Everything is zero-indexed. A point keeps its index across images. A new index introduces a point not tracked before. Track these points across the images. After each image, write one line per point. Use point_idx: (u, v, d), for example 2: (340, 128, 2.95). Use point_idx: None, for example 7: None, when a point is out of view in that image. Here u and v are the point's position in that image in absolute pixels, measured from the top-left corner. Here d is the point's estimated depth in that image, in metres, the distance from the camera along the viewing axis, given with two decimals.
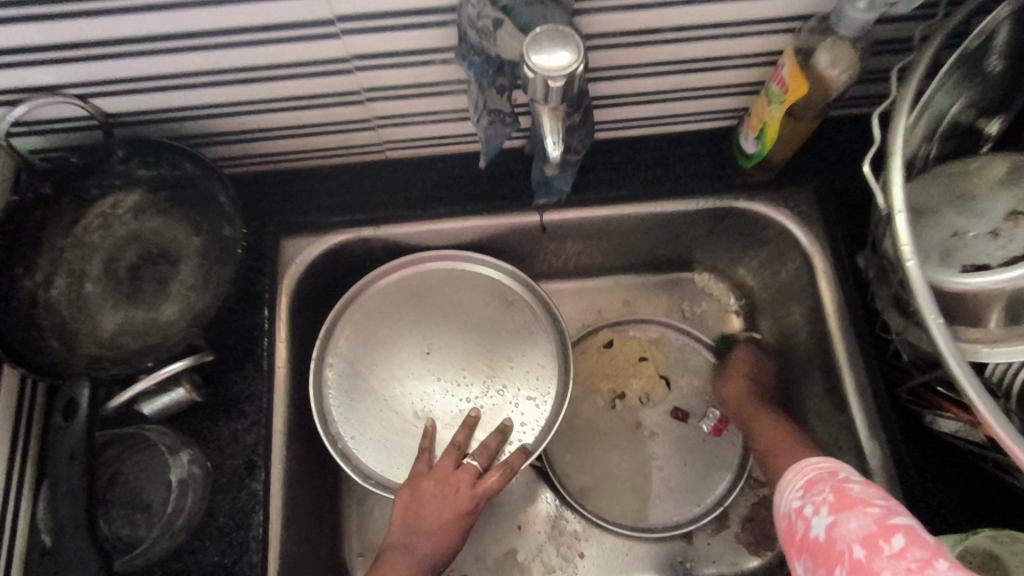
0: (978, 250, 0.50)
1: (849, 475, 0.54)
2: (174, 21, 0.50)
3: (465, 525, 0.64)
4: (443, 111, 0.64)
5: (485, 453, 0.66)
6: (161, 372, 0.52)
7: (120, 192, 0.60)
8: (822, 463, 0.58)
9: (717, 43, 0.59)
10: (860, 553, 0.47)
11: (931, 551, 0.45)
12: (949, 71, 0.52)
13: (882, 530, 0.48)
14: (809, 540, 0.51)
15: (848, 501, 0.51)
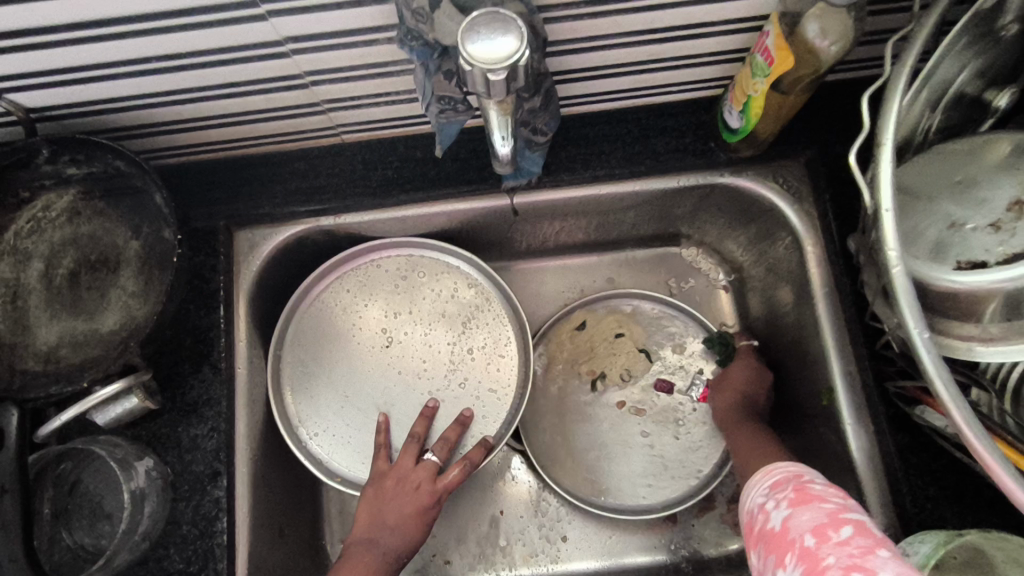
0: (974, 245, 0.45)
1: (815, 478, 0.53)
2: (77, 11, 0.44)
3: (427, 517, 0.63)
4: (397, 92, 0.58)
5: (442, 446, 0.64)
6: (95, 397, 0.49)
7: (52, 192, 0.56)
8: (791, 466, 0.56)
9: (695, 9, 0.52)
10: (810, 541, 0.46)
11: (878, 542, 0.44)
12: (954, 39, 0.46)
13: (833, 521, 0.47)
14: (765, 532, 0.50)
15: (807, 496, 0.50)
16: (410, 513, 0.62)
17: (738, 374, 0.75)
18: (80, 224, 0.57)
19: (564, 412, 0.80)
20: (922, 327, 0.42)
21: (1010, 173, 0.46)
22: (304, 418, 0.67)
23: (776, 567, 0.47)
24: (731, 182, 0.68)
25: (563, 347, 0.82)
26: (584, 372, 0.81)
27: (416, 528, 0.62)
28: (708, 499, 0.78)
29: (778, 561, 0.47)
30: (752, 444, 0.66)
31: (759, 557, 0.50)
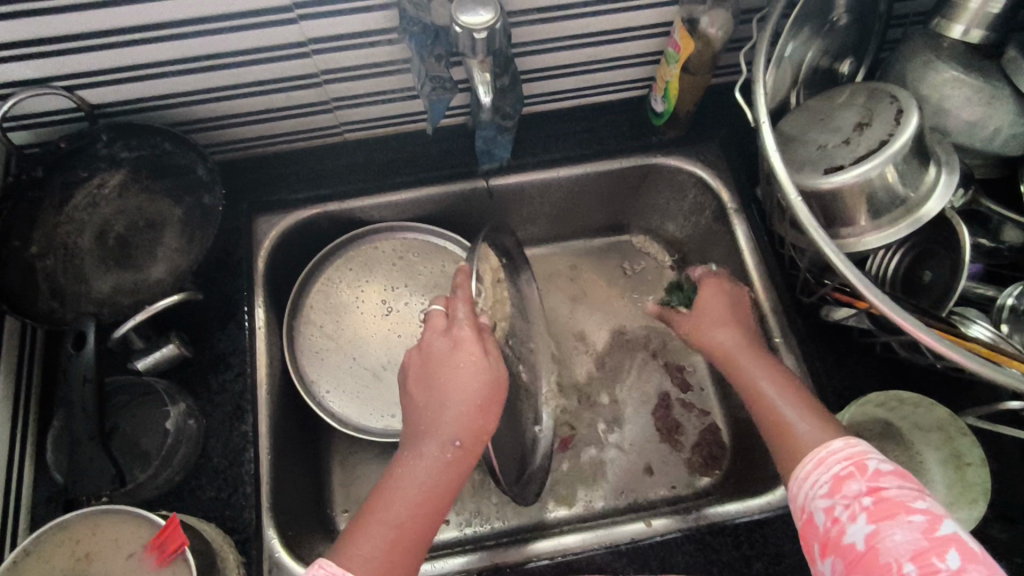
0: (836, 156, 0.60)
1: (878, 466, 0.49)
2: (150, 13, 0.58)
3: (485, 401, 0.57)
4: (391, 91, 0.73)
5: (469, 325, 0.60)
6: (154, 309, 0.59)
7: (106, 173, 0.67)
8: (846, 450, 0.51)
9: (620, 16, 0.70)
10: (912, 571, 0.43)
11: (985, 564, 0.43)
12: (798, 22, 0.64)
13: (934, 545, 0.44)
14: (843, 546, 0.46)
15: (890, 506, 0.46)
16: (468, 408, 0.57)
17: (709, 302, 0.71)
18: (128, 198, 0.67)
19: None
20: (796, 192, 0.57)
21: (863, 109, 0.62)
22: (316, 376, 0.76)
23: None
24: (663, 162, 0.83)
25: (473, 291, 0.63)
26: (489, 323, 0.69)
27: (485, 422, 0.57)
28: (673, 441, 0.85)
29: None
30: (775, 414, 0.59)
31: (833, 570, 0.47)
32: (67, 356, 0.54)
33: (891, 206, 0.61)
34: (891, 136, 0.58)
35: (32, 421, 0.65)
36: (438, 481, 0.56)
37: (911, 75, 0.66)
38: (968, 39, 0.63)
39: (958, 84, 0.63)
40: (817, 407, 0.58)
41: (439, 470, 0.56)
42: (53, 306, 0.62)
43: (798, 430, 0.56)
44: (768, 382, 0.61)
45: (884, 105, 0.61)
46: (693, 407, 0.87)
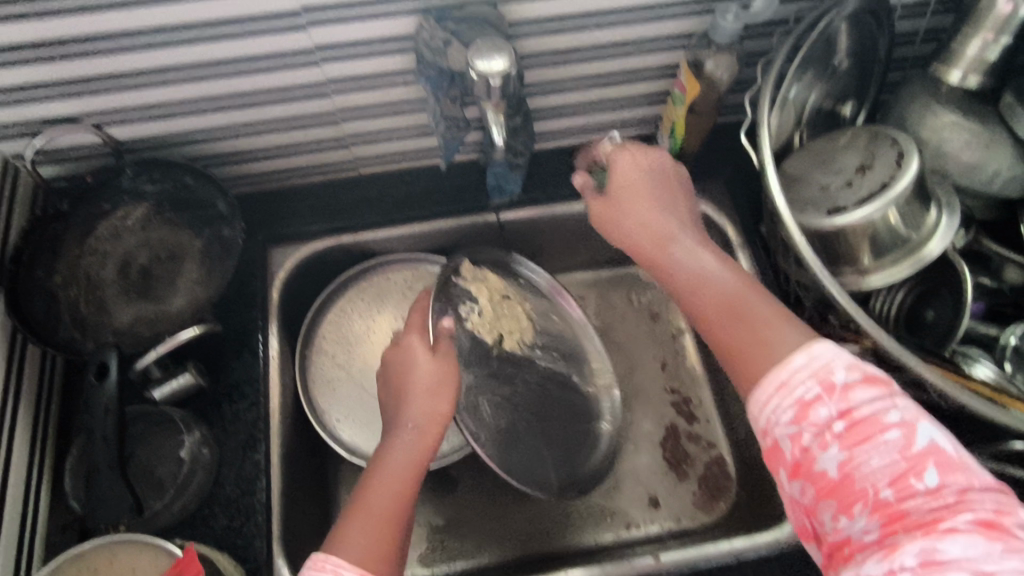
0: (839, 198, 0.62)
1: (846, 378, 0.46)
2: (177, 56, 0.60)
3: (435, 386, 0.63)
4: (406, 129, 0.75)
5: (416, 328, 0.68)
6: (174, 340, 0.61)
7: (130, 206, 0.69)
8: (810, 366, 0.47)
9: (628, 59, 0.72)
10: (889, 495, 0.43)
11: (959, 472, 0.43)
12: (803, 66, 0.66)
13: (910, 464, 0.43)
14: (814, 473, 0.45)
15: (863, 431, 0.44)
16: (420, 393, 0.62)
17: (625, 196, 0.63)
18: (150, 231, 0.69)
19: (489, 378, 0.77)
20: (800, 234, 0.58)
21: (866, 152, 0.64)
22: (327, 406, 0.77)
23: (838, 512, 0.44)
24: None
25: (450, 306, 0.74)
26: (487, 331, 0.78)
27: (439, 405, 0.62)
28: (679, 472, 0.85)
29: (841, 508, 0.44)
30: (733, 326, 0.54)
31: (802, 491, 0.46)
32: (89, 386, 0.55)
33: (893, 246, 0.62)
34: (891, 179, 0.60)
35: (51, 445, 0.66)
36: (401, 456, 0.58)
37: (911, 118, 0.68)
38: (964, 84, 0.66)
39: (956, 128, 0.65)
40: (771, 303, 0.54)
41: (402, 448, 0.59)
42: (75, 335, 0.64)
43: (757, 341, 0.52)
44: (714, 287, 0.56)
45: (885, 148, 0.63)
46: (699, 439, 0.87)
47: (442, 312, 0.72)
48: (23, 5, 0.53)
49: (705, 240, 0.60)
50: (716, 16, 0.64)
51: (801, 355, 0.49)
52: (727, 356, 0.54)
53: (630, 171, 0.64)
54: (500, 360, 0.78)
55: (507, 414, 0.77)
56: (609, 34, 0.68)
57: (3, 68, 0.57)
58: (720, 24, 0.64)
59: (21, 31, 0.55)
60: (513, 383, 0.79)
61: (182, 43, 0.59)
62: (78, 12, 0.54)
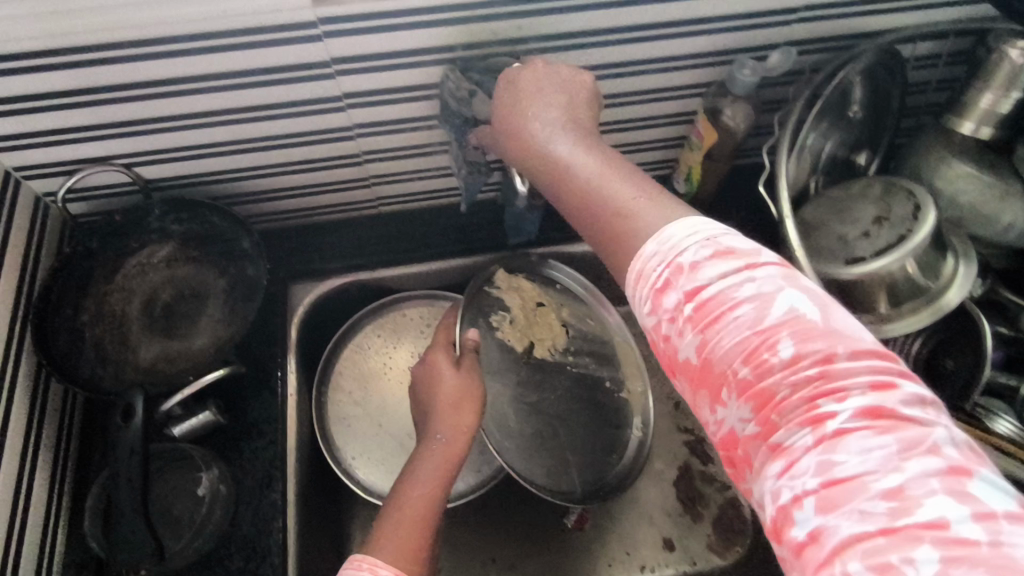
0: (855, 248, 0.63)
1: (695, 259, 0.42)
2: (207, 102, 0.61)
3: (456, 402, 0.65)
4: (427, 170, 0.77)
5: (441, 346, 0.71)
6: (199, 383, 0.62)
7: (156, 244, 0.71)
8: (659, 253, 0.44)
9: (646, 106, 0.73)
10: (746, 373, 0.39)
11: (820, 339, 0.38)
12: (818, 117, 0.67)
13: (764, 337, 0.39)
14: (682, 364, 0.42)
15: (711, 312, 0.40)
16: (445, 406, 0.65)
17: (513, 97, 0.54)
18: (176, 269, 0.71)
19: (518, 385, 0.76)
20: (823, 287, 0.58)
21: (882, 203, 0.65)
22: (343, 443, 0.77)
23: (712, 403, 0.41)
24: None
25: (479, 317, 0.76)
26: (517, 339, 0.77)
27: (463, 417, 0.65)
28: (694, 514, 0.84)
29: (716, 399, 0.41)
30: (603, 219, 0.49)
31: (686, 389, 0.43)
32: (115, 428, 0.57)
33: (912, 295, 0.63)
34: (910, 231, 0.61)
35: (68, 477, 0.68)
36: (428, 467, 0.61)
37: (925, 168, 0.69)
38: (978, 135, 0.67)
39: (971, 179, 0.66)
40: (640, 180, 0.49)
41: (430, 460, 0.62)
42: (99, 371, 0.66)
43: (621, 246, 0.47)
44: (583, 183, 0.50)
45: (900, 200, 0.64)
46: (713, 479, 0.87)
47: (467, 324, 0.74)
48: (64, 55, 0.54)
49: (588, 136, 0.52)
50: (734, 68, 0.66)
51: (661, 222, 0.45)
52: (597, 241, 0.49)
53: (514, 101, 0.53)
54: (529, 367, 0.77)
55: (533, 421, 0.76)
56: (629, 83, 0.69)
57: (40, 112, 0.59)
58: (738, 76, 0.66)
59: (61, 78, 0.56)
60: (543, 391, 0.77)
61: (213, 90, 0.60)
62: (117, 61, 0.56)
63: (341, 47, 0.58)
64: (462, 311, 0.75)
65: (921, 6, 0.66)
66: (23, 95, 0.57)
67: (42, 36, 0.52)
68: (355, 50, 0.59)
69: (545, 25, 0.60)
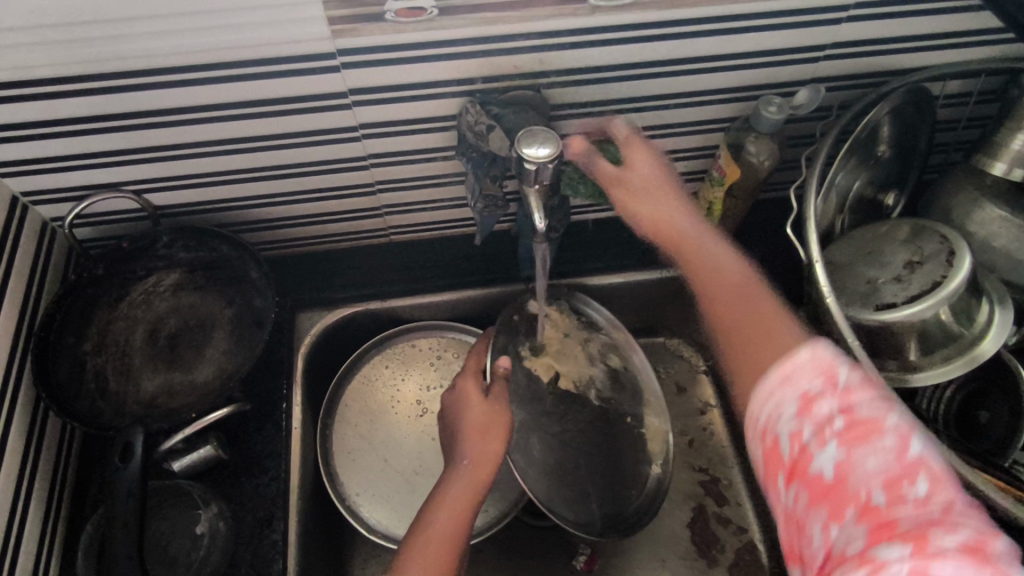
0: (887, 293, 0.60)
1: (847, 379, 0.40)
2: (220, 130, 0.60)
3: (483, 428, 0.62)
4: (441, 201, 0.75)
5: (470, 373, 0.68)
6: (203, 421, 0.61)
7: (162, 272, 0.70)
8: (811, 360, 0.41)
9: (667, 140, 0.71)
10: (880, 497, 0.36)
11: (956, 491, 0.35)
12: (847, 155, 0.65)
13: (907, 469, 0.36)
14: (800, 473, 0.39)
15: (864, 430, 0.38)
16: (473, 429, 0.62)
17: (643, 166, 0.61)
18: (181, 296, 0.70)
19: (540, 415, 0.73)
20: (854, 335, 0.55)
21: (911, 246, 0.62)
22: (346, 479, 0.75)
23: (822, 521, 0.37)
24: None
25: (510, 345, 0.74)
26: (543, 368, 0.75)
27: (490, 442, 0.62)
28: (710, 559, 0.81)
29: (834, 517, 0.37)
30: (743, 331, 0.49)
31: (795, 500, 0.39)
32: (113, 469, 0.57)
33: (945, 343, 0.60)
34: (946, 277, 0.58)
35: (63, 511, 0.66)
36: (455, 491, 0.58)
37: (956, 210, 0.67)
38: (1012, 177, 0.64)
39: (1006, 223, 0.64)
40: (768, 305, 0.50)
41: (457, 485, 0.59)
42: (97, 405, 0.64)
43: (752, 352, 0.46)
44: (724, 283, 0.54)
45: (933, 244, 0.61)
46: (729, 523, 0.83)
47: (499, 351, 0.72)
48: (77, 81, 0.53)
49: (709, 227, 0.59)
50: (760, 106, 0.64)
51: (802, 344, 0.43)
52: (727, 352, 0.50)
53: (631, 158, 0.61)
54: (553, 397, 0.75)
55: (556, 452, 0.72)
56: (651, 116, 0.67)
57: (50, 138, 0.58)
58: (764, 114, 0.64)
59: (72, 104, 0.55)
60: (564, 422, 0.74)
61: (226, 118, 0.59)
62: (130, 89, 0.54)
63: (358, 78, 0.57)
64: (495, 338, 0.73)
65: (952, 45, 0.64)
66: (33, 121, 0.56)
67: (54, 64, 0.51)
68: (373, 82, 0.57)
69: (567, 59, 0.58)
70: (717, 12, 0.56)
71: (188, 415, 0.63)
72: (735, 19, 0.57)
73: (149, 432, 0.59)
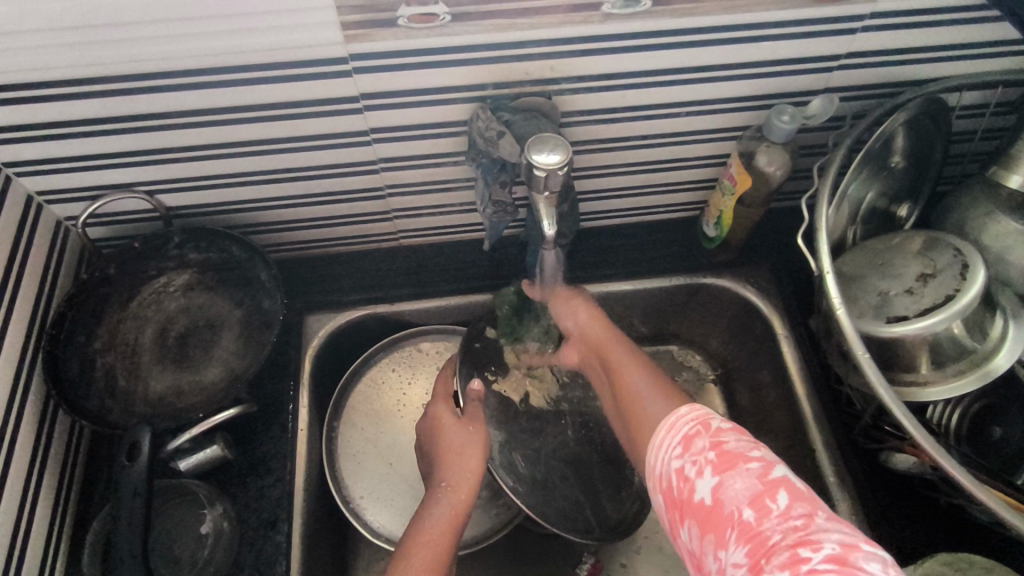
0: (900, 305, 0.60)
1: (720, 425, 0.52)
2: (232, 132, 0.60)
3: (456, 450, 0.64)
4: (450, 205, 0.75)
5: (442, 399, 0.70)
6: (210, 421, 0.62)
7: (173, 272, 0.71)
8: (693, 414, 0.54)
9: (679, 147, 0.71)
10: (749, 515, 0.45)
11: (810, 502, 0.45)
12: (860, 165, 0.65)
13: (766, 488, 0.46)
14: (694, 505, 0.48)
15: (732, 459, 0.48)
16: (449, 451, 0.64)
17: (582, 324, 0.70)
18: (192, 296, 0.70)
19: (518, 432, 0.74)
20: (864, 348, 0.54)
21: (924, 257, 0.62)
22: (352, 482, 0.75)
23: (716, 546, 0.46)
24: (712, 283, 0.80)
25: (477, 370, 0.75)
26: (513, 390, 0.76)
27: (466, 461, 0.64)
28: None
29: (719, 541, 0.46)
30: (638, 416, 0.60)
31: (693, 533, 0.48)
32: (120, 467, 0.57)
33: (957, 357, 0.59)
34: (958, 290, 0.58)
35: (70, 507, 0.67)
36: (435, 513, 0.61)
37: (971, 223, 0.66)
38: None
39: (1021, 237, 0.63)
40: (663, 384, 0.61)
41: (438, 507, 0.61)
42: (106, 403, 0.64)
43: (642, 430, 0.59)
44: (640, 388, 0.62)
45: (946, 256, 0.61)
46: None
47: (467, 378, 0.73)
48: (93, 83, 0.54)
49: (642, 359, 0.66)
50: (772, 116, 0.64)
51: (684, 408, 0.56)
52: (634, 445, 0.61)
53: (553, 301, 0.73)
54: (527, 416, 0.76)
55: (543, 466, 0.73)
56: (662, 123, 0.67)
57: (65, 138, 0.58)
58: (776, 123, 0.64)
59: (88, 105, 0.56)
60: (545, 437, 0.76)
61: (238, 121, 0.59)
62: (145, 91, 0.55)
63: (370, 83, 0.57)
64: (457, 366, 0.74)
65: (969, 56, 0.64)
66: (50, 122, 0.57)
67: (71, 65, 0.52)
68: (385, 87, 0.58)
69: (578, 66, 0.58)
70: (730, 20, 0.56)
71: (195, 415, 0.63)
72: (748, 27, 0.57)
73: (156, 431, 0.60)
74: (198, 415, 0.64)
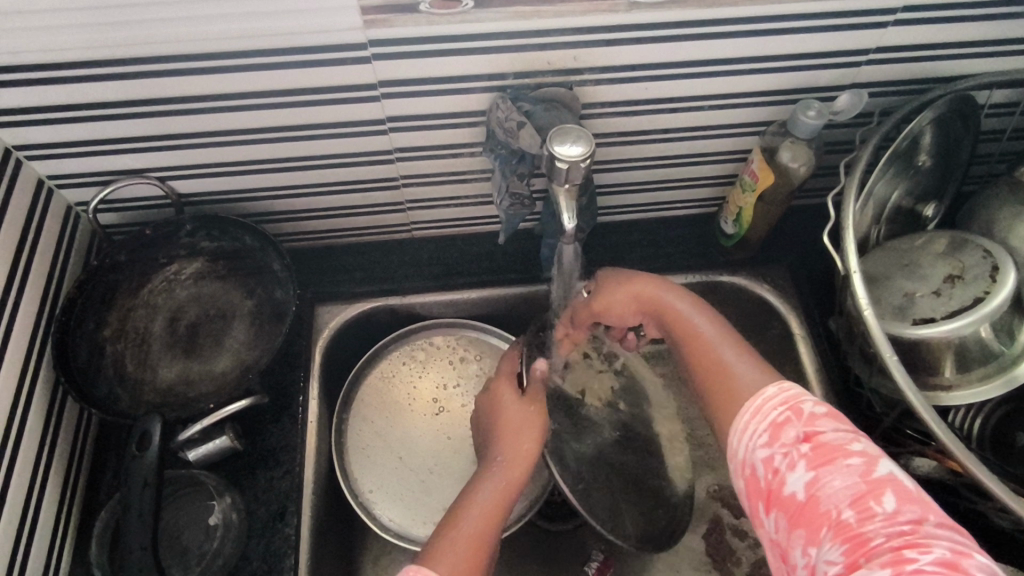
0: (925, 307, 0.58)
1: (814, 410, 0.49)
2: (246, 118, 0.59)
3: (518, 424, 0.62)
4: (465, 197, 0.74)
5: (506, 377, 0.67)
6: (219, 412, 0.61)
7: (184, 260, 0.70)
8: (780, 395, 0.51)
9: (698, 142, 0.69)
10: (849, 515, 0.43)
11: (917, 504, 0.43)
12: (886, 164, 0.64)
13: (869, 487, 0.44)
14: (784, 498, 0.46)
15: (830, 454, 0.46)
16: (508, 427, 0.62)
17: (636, 303, 0.63)
18: (202, 286, 0.70)
19: (571, 429, 0.73)
20: (890, 350, 0.52)
21: (951, 259, 0.60)
22: (360, 476, 0.74)
23: (807, 543, 0.44)
24: (730, 281, 0.79)
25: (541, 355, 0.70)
26: (571, 384, 0.75)
27: (525, 438, 0.61)
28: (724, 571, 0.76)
29: (810, 537, 0.44)
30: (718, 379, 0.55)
31: (777, 525, 0.47)
32: (130, 456, 0.56)
33: (983, 361, 0.58)
34: (986, 294, 0.57)
35: (78, 496, 0.66)
36: (489, 484, 0.58)
37: (999, 224, 0.64)
38: None
39: None
40: (742, 348, 0.57)
41: (489, 480, 0.58)
42: (116, 391, 0.64)
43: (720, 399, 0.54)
44: (719, 356, 0.57)
45: (975, 258, 0.59)
46: None
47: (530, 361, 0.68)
48: (106, 66, 0.53)
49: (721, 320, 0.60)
50: (799, 110, 0.62)
51: (769, 385, 0.52)
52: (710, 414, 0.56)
53: (612, 278, 0.64)
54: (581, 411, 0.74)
55: (589, 464, 0.72)
56: (684, 117, 0.66)
57: (78, 122, 0.57)
58: (802, 118, 0.62)
59: (101, 88, 0.55)
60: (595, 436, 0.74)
61: (253, 106, 0.58)
62: (160, 75, 0.54)
63: (387, 70, 0.56)
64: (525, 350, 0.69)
65: (1000, 53, 0.62)
66: (62, 105, 0.56)
67: (85, 47, 0.51)
68: (404, 74, 0.56)
69: (601, 56, 0.57)
70: (759, 11, 0.54)
71: (205, 406, 0.62)
72: (777, 19, 0.55)
73: (166, 421, 0.59)
74: (209, 405, 0.63)
